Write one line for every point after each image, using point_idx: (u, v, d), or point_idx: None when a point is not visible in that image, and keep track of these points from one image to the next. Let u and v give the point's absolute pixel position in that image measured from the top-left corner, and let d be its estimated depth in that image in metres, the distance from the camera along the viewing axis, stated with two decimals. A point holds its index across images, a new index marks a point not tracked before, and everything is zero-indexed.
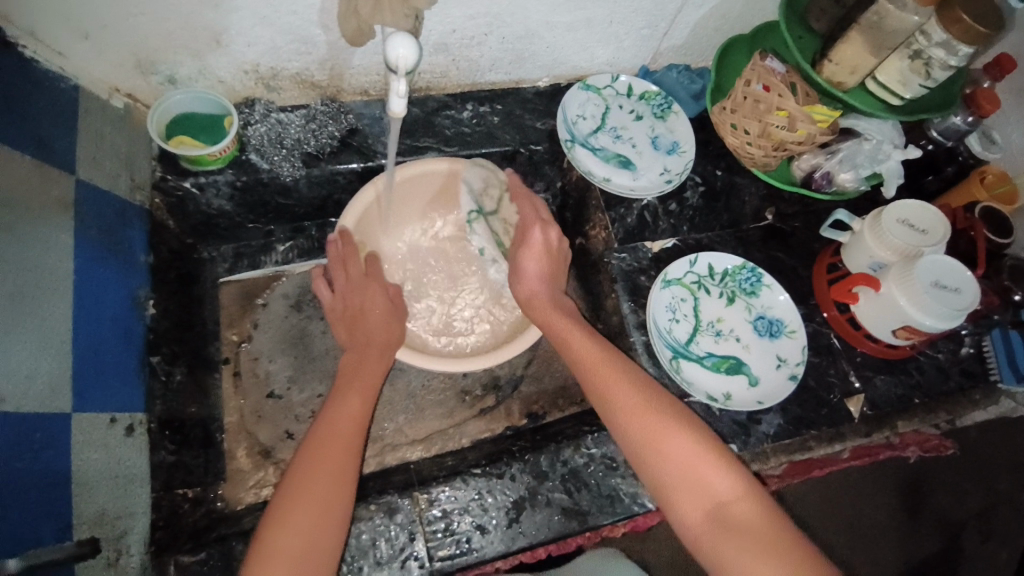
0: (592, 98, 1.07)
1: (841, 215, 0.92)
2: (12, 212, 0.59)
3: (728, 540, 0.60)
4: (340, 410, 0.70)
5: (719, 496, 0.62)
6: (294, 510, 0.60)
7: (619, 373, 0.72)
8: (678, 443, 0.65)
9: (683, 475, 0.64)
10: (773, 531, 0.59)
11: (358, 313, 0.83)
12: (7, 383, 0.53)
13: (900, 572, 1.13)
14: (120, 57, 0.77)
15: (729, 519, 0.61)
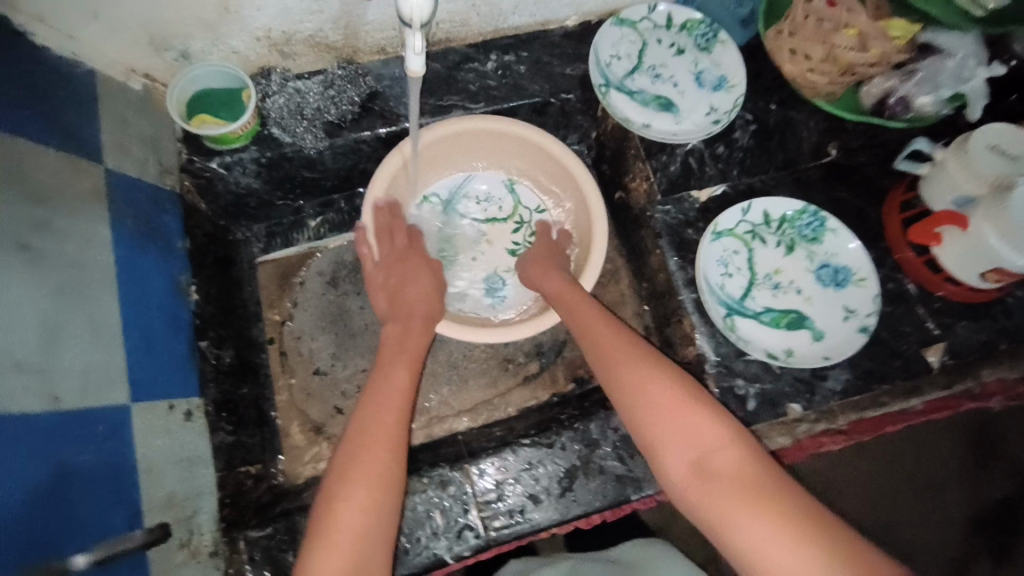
0: (628, 34, 0.98)
1: (921, 146, 0.85)
2: (44, 208, 0.57)
3: (709, 487, 0.58)
4: (390, 383, 0.69)
5: (704, 445, 0.61)
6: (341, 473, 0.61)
7: (616, 337, 0.73)
8: (664, 393, 0.65)
9: (669, 425, 0.63)
10: (756, 478, 0.58)
11: (403, 282, 0.82)
12: (65, 382, 0.54)
13: (969, 522, 1.07)
14: (132, 34, 0.73)
15: (713, 467, 0.59)
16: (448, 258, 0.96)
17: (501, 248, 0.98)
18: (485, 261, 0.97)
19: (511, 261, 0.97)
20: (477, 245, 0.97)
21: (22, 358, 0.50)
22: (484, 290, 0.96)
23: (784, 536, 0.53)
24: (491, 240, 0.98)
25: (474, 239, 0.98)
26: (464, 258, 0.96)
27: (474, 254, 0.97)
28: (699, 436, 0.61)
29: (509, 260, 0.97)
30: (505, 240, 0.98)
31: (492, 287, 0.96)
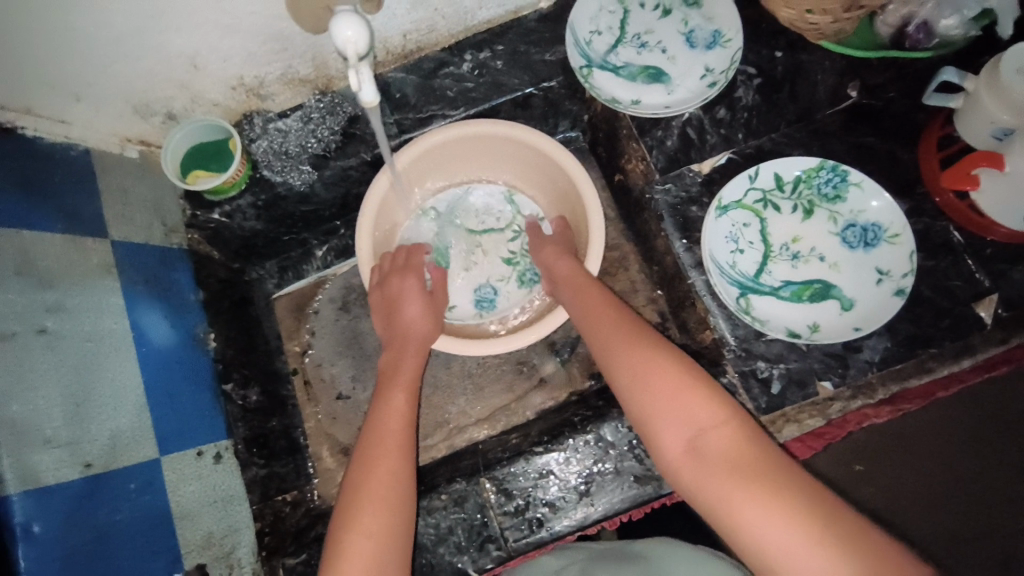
0: (607, 5, 0.90)
1: (948, 75, 0.74)
2: (54, 291, 0.64)
3: (701, 466, 0.55)
4: (389, 407, 0.71)
5: (698, 423, 0.57)
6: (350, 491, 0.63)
7: (613, 317, 0.71)
8: (663, 374, 0.61)
9: (662, 403, 0.60)
10: (749, 456, 0.54)
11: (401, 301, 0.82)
12: (93, 448, 0.61)
13: None
14: (116, 108, 0.78)
15: (706, 446, 0.56)
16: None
17: (496, 259, 0.94)
18: (477, 272, 0.94)
19: (504, 271, 0.94)
20: (471, 255, 0.94)
21: (51, 434, 0.57)
22: (473, 301, 0.93)
23: (772, 515, 0.50)
24: (485, 251, 0.94)
25: (468, 251, 0.95)
26: (455, 270, 0.94)
27: (467, 265, 0.94)
28: (692, 414, 0.58)
29: (504, 270, 0.94)
30: (500, 251, 0.94)
31: (483, 298, 0.93)
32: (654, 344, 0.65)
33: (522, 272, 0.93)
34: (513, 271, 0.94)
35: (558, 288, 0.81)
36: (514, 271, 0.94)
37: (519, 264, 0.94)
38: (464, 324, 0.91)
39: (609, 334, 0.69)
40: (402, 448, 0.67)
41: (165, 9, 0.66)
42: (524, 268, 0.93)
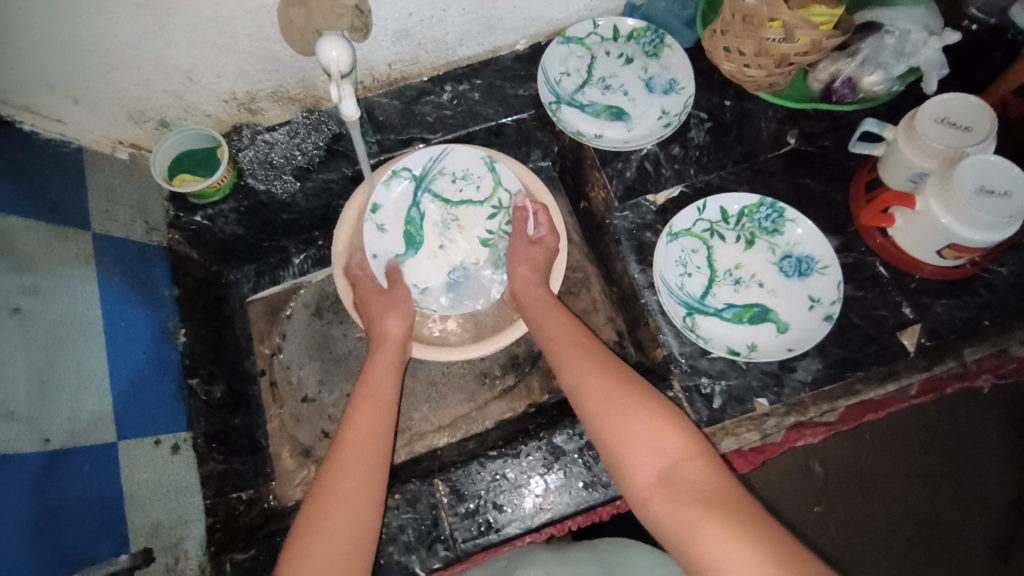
0: (575, 50, 0.99)
1: (869, 126, 0.83)
2: (32, 275, 0.67)
3: (673, 496, 0.59)
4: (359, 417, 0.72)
5: (671, 455, 0.62)
6: (322, 507, 0.64)
7: (583, 349, 0.75)
8: (635, 407, 0.66)
9: (636, 436, 0.64)
10: (714, 486, 0.59)
11: (375, 313, 0.84)
12: (55, 424, 0.63)
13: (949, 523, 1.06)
14: (112, 112, 0.83)
15: (679, 477, 0.60)
16: (414, 243, 0.91)
17: (472, 236, 0.92)
18: (453, 249, 0.91)
19: (481, 252, 0.92)
20: (447, 231, 0.91)
21: (14, 408, 0.59)
22: (447, 283, 0.90)
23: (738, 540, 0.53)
24: (462, 225, 0.92)
25: (444, 223, 0.92)
26: (430, 246, 0.91)
27: (442, 240, 0.91)
28: (665, 447, 0.62)
29: (480, 251, 0.92)
30: (478, 226, 0.92)
31: (456, 280, 0.91)
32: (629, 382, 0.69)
33: (498, 256, 0.92)
34: (490, 251, 0.92)
35: (526, 311, 0.83)
36: (490, 253, 0.92)
37: (497, 245, 0.92)
38: (435, 311, 0.89)
39: (578, 365, 0.72)
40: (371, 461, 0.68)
41: (167, 26, 0.73)
42: (501, 250, 0.92)
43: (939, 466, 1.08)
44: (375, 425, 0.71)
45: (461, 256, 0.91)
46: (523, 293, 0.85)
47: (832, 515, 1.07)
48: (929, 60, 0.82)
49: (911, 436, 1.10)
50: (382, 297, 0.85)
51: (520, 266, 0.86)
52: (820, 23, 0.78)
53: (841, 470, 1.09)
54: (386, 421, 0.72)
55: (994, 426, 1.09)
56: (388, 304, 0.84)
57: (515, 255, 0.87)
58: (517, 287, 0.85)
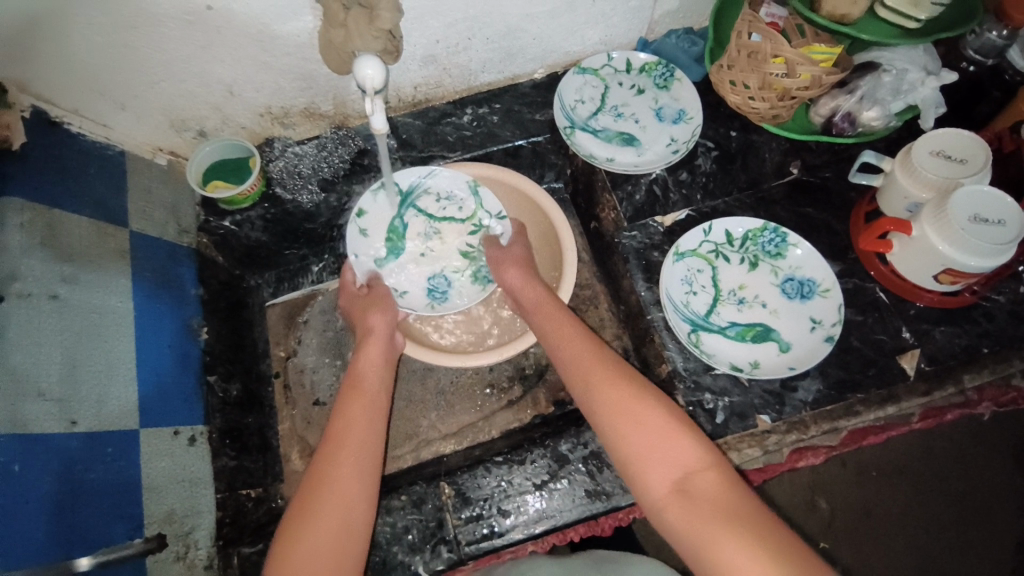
0: (590, 80, 1.05)
1: (868, 158, 0.87)
2: (71, 265, 0.71)
3: (690, 508, 0.60)
4: (349, 419, 0.72)
5: (685, 466, 0.62)
6: (310, 507, 0.64)
7: (591, 355, 0.75)
8: (650, 417, 0.66)
9: (651, 448, 0.64)
10: (731, 499, 0.60)
11: (361, 312, 0.87)
12: (83, 407, 0.66)
13: (954, 555, 1.06)
14: (156, 120, 0.89)
15: (695, 488, 0.61)
16: (396, 250, 0.96)
17: (452, 248, 0.97)
18: (433, 258, 0.97)
19: (461, 263, 0.97)
20: (428, 242, 0.97)
21: (45, 388, 0.63)
22: (426, 289, 0.95)
23: (754, 554, 0.55)
24: (443, 238, 0.97)
25: (426, 235, 0.97)
26: (412, 254, 0.96)
27: (424, 250, 0.97)
28: (679, 458, 0.63)
29: (459, 262, 0.97)
30: (458, 240, 0.97)
31: (436, 288, 0.96)
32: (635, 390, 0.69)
33: (477, 267, 0.97)
34: (469, 263, 0.97)
35: (531, 316, 0.85)
36: (469, 265, 0.97)
37: (475, 258, 0.97)
38: (414, 312, 0.93)
39: (589, 373, 0.72)
40: (359, 464, 0.68)
41: (215, 41, 0.79)
42: (480, 263, 0.97)
43: (947, 507, 1.08)
44: (364, 428, 0.71)
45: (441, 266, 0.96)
46: (527, 300, 0.86)
47: (837, 552, 1.06)
48: (927, 98, 0.86)
49: (912, 464, 1.11)
50: (365, 299, 0.88)
51: (511, 266, 0.89)
52: (821, 61, 0.84)
53: (844, 498, 1.10)
54: (375, 425, 0.73)
55: (1002, 469, 1.09)
56: (373, 302, 0.87)
57: (502, 259, 0.91)
58: (516, 286, 0.88)
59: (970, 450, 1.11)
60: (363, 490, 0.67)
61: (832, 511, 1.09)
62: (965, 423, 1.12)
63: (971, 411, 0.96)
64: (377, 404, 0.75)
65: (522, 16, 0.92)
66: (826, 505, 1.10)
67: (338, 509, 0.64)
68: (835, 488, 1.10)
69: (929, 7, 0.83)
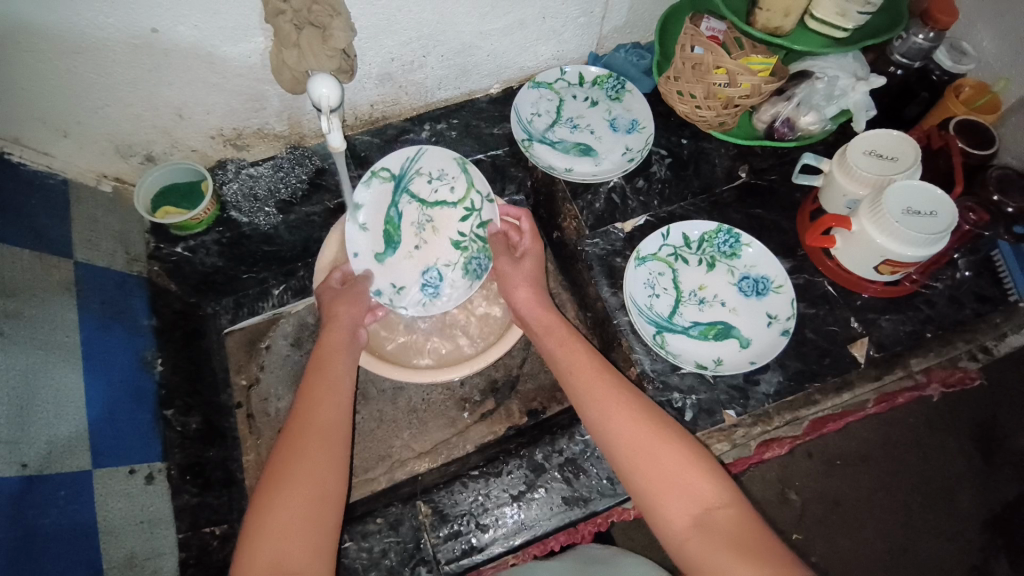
0: (545, 94, 1.08)
1: (807, 159, 0.92)
2: (14, 300, 0.68)
3: (710, 539, 0.61)
4: (312, 444, 0.68)
5: (706, 500, 0.64)
6: (264, 539, 0.61)
7: (606, 382, 0.74)
8: (669, 448, 0.67)
9: (670, 479, 0.65)
10: (751, 532, 0.61)
11: (337, 305, 0.86)
12: (30, 450, 0.62)
13: (918, 534, 1.11)
14: (99, 147, 0.85)
15: (710, 521, 0.62)
16: (393, 243, 0.94)
17: (445, 237, 0.95)
18: (426, 251, 0.95)
19: (452, 253, 0.95)
20: (421, 232, 0.95)
21: None
22: (420, 285, 0.94)
23: None
24: (436, 226, 0.95)
25: (420, 225, 0.95)
26: (408, 246, 0.94)
27: (418, 242, 0.95)
28: (701, 491, 0.64)
29: (450, 253, 0.95)
30: (450, 227, 0.95)
31: (429, 283, 0.95)
32: (637, 426, 0.69)
33: (468, 260, 0.95)
34: (461, 255, 0.95)
35: (541, 339, 0.84)
36: (461, 256, 0.95)
37: (467, 247, 0.95)
38: (409, 312, 0.93)
39: (604, 402, 0.72)
40: (322, 491, 0.65)
41: (162, 64, 0.77)
42: (473, 255, 0.95)
43: (910, 491, 1.13)
44: (319, 487, 0.65)
45: (434, 261, 0.95)
46: (537, 323, 0.85)
47: (810, 541, 1.10)
48: (858, 102, 0.92)
49: (873, 449, 1.16)
50: (341, 296, 0.87)
51: (522, 283, 0.88)
52: (759, 71, 0.89)
53: (812, 487, 1.14)
54: (338, 447, 0.69)
55: (955, 447, 1.15)
56: (352, 299, 0.87)
57: (513, 275, 0.89)
58: (525, 304, 0.87)
59: (926, 431, 1.17)
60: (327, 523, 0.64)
61: (801, 502, 1.13)
62: (919, 405, 1.18)
63: (921, 393, 1.02)
64: (335, 452, 0.69)
65: (475, 33, 0.94)
66: (796, 495, 1.14)
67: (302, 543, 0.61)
68: (802, 479, 1.14)
69: (856, 18, 0.87)
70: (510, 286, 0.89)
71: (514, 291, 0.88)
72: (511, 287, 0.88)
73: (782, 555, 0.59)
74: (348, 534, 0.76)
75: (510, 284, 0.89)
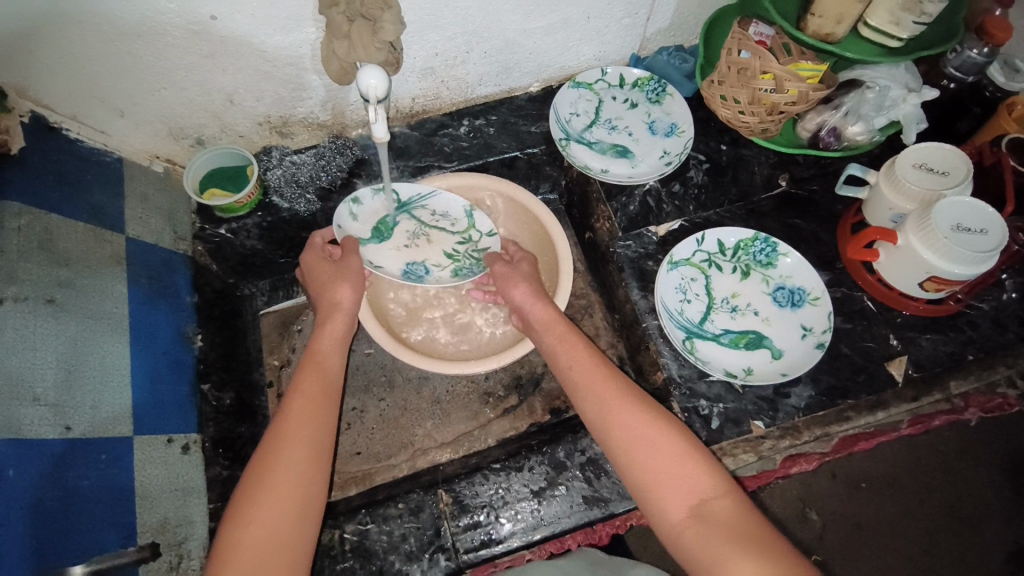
0: (584, 94, 1.08)
1: (853, 171, 0.90)
2: (68, 270, 0.72)
3: (706, 530, 0.60)
4: (307, 413, 0.70)
5: (702, 492, 0.63)
6: (258, 500, 0.62)
7: (605, 377, 0.74)
8: (665, 441, 0.67)
9: (664, 470, 0.65)
10: (747, 525, 0.60)
11: (327, 284, 0.84)
12: (76, 414, 0.66)
13: (945, 564, 1.07)
14: (154, 128, 0.89)
15: (705, 514, 0.61)
16: (381, 236, 0.94)
17: (437, 250, 0.96)
18: (415, 252, 0.95)
19: (439, 261, 0.96)
20: (415, 238, 0.96)
21: (40, 393, 0.63)
22: (397, 271, 0.94)
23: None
24: (431, 241, 0.96)
25: (415, 234, 0.96)
26: (395, 243, 0.95)
27: (408, 242, 0.95)
28: (697, 483, 0.64)
29: (438, 260, 0.96)
30: (444, 245, 0.96)
31: (411, 271, 0.94)
32: (637, 419, 0.69)
33: (456, 269, 0.96)
34: (449, 265, 0.96)
35: (539, 333, 0.84)
36: (449, 266, 0.96)
37: (456, 263, 0.96)
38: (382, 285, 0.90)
39: (603, 396, 0.72)
40: (314, 459, 0.66)
41: (218, 51, 0.80)
42: (460, 267, 0.96)
43: (937, 519, 1.09)
44: (308, 467, 0.66)
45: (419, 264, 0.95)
46: (537, 320, 0.84)
47: (831, 563, 1.07)
48: (908, 114, 0.90)
49: (903, 474, 1.12)
50: (333, 270, 0.85)
51: (521, 281, 0.88)
52: (808, 77, 0.88)
53: (836, 508, 1.11)
54: (330, 418, 0.71)
55: (990, 477, 1.11)
56: (341, 274, 0.84)
57: (509, 276, 0.89)
58: (524, 305, 0.86)
59: (960, 458, 1.12)
60: (316, 490, 0.65)
61: (824, 522, 1.10)
62: (953, 431, 1.14)
63: (958, 417, 0.98)
64: (327, 425, 0.70)
65: (519, 31, 0.95)
66: (818, 516, 1.11)
67: (290, 507, 0.63)
68: (826, 499, 1.11)
69: (911, 27, 0.84)
70: (507, 283, 0.88)
71: (511, 291, 0.88)
72: (510, 282, 0.88)
73: (777, 544, 0.59)
74: (370, 516, 0.78)
75: (508, 282, 0.89)
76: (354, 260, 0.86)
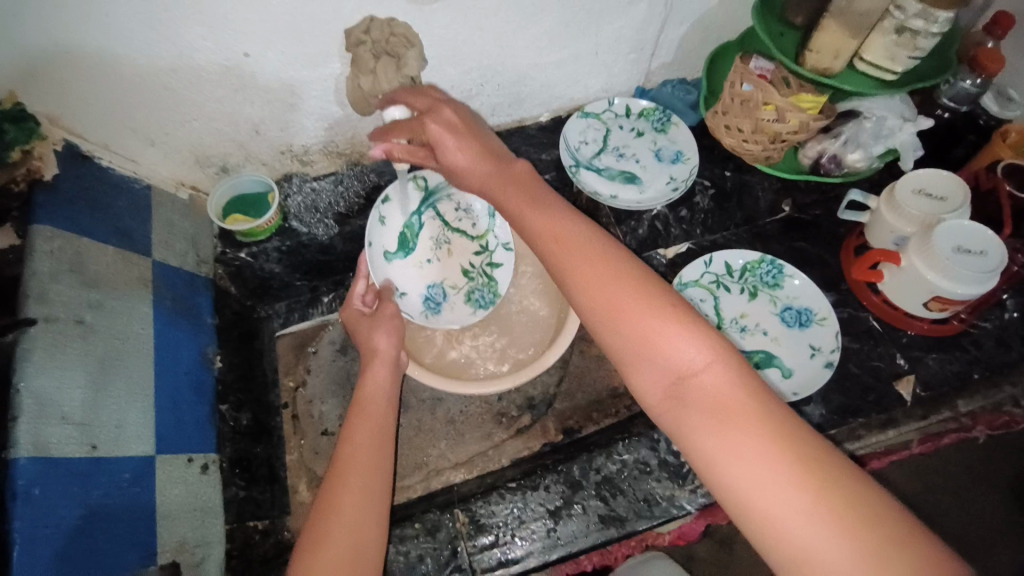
0: (592, 124, 1.12)
1: (854, 195, 0.94)
2: (97, 292, 0.74)
3: (689, 410, 0.53)
4: (356, 454, 0.72)
5: (684, 367, 0.54)
6: (318, 546, 0.63)
7: (575, 241, 0.62)
8: (645, 312, 0.57)
9: (644, 350, 0.56)
10: (736, 401, 0.52)
11: (366, 332, 0.87)
12: (102, 433, 0.67)
13: None
14: (181, 156, 0.92)
15: (688, 393, 0.54)
16: (406, 248, 0.99)
17: (457, 261, 1.00)
18: (436, 267, 0.99)
19: (458, 278, 1.00)
20: (435, 249, 1.00)
21: (68, 413, 0.64)
22: (422, 296, 0.98)
23: (767, 458, 0.49)
24: (452, 249, 1.00)
25: (436, 241, 1.00)
26: (419, 257, 0.99)
27: (430, 256, 1.00)
28: (679, 357, 0.55)
29: (458, 278, 1.00)
30: (464, 256, 1.00)
31: (432, 297, 0.98)
32: (618, 291, 0.58)
33: (473, 289, 1.00)
34: (466, 282, 1.00)
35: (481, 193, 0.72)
36: (467, 284, 1.00)
37: (474, 279, 1.00)
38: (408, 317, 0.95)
39: (572, 267, 0.61)
40: (366, 499, 0.68)
41: (248, 84, 0.84)
42: (476, 285, 1.00)
43: (949, 542, 1.08)
44: (362, 510, 0.67)
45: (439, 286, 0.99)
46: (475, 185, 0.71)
47: None
48: (905, 142, 0.94)
49: (913, 495, 1.12)
50: (369, 320, 0.88)
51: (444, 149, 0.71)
52: (809, 108, 0.91)
53: None
54: (382, 459, 0.73)
55: (1002, 500, 1.10)
56: (377, 322, 0.87)
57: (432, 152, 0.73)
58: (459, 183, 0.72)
59: (970, 480, 1.12)
60: (368, 527, 0.66)
61: None
62: (964, 452, 1.14)
63: (966, 434, 0.97)
64: (381, 465, 0.72)
65: (531, 65, 1.00)
66: None
67: (346, 549, 0.64)
68: None
69: (905, 62, 0.89)
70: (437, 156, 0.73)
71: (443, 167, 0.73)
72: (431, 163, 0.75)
73: (783, 421, 0.51)
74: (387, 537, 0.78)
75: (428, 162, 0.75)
76: (390, 306, 0.89)
